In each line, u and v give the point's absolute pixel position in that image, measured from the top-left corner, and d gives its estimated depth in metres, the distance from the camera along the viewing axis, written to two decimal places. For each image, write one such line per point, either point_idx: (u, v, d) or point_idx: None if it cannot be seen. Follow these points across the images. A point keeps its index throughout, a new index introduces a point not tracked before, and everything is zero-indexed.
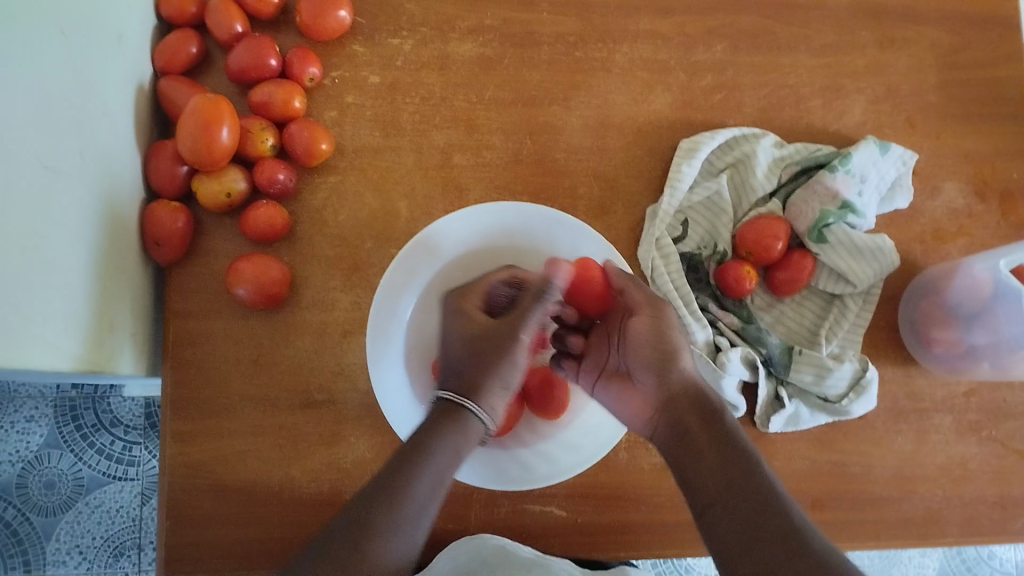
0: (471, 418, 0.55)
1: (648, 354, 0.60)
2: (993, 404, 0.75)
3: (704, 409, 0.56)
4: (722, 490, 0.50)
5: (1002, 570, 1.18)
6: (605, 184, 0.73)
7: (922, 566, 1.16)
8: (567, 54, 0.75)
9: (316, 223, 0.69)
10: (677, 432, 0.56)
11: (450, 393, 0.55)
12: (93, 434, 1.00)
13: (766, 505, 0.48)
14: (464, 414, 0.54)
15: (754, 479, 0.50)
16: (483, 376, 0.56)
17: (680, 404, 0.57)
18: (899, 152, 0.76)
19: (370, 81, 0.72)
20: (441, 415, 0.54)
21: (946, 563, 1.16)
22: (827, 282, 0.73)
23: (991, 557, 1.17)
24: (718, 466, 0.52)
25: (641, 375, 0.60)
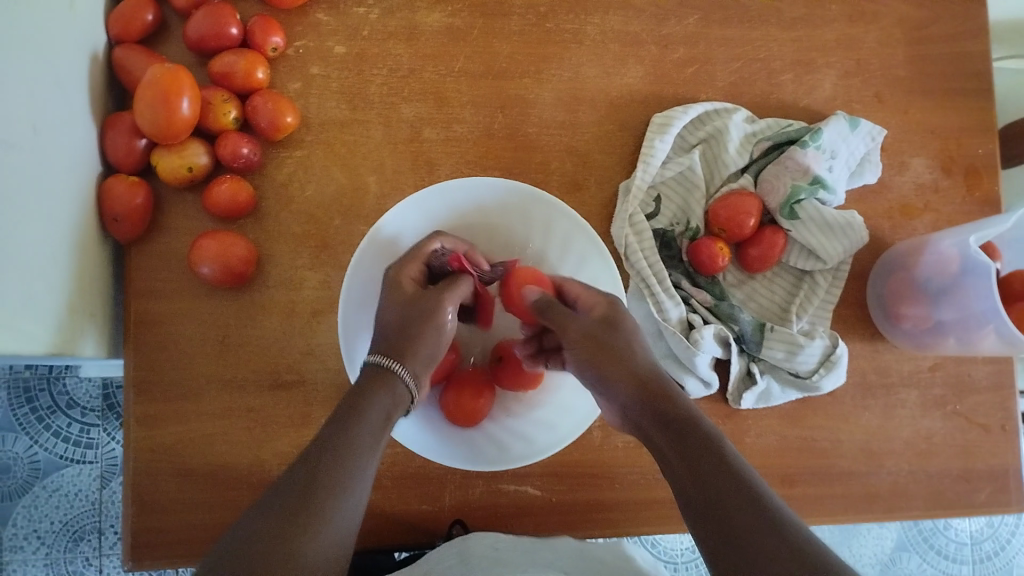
0: (400, 385, 0.53)
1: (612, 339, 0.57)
2: (957, 378, 0.76)
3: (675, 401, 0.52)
4: (708, 496, 0.45)
5: (958, 538, 1.21)
6: (578, 159, 0.72)
7: (882, 536, 1.19)
8: (538, 26, 0.73)
9: (282, 198, 0.67)
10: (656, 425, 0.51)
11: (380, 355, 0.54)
12: (50, 417, 0.97)
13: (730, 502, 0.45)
14: (395, 378, 0.53)
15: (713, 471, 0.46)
16: (408, 339, 0.55)
17: (649, 399, 0.53)
18: (869, 128, 0.76)
19: (336, 52, 0.69)
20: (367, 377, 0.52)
21: (904, 533, 1.20)
22: (798, 258, 0.74)
23: (947, 527, 1.21)
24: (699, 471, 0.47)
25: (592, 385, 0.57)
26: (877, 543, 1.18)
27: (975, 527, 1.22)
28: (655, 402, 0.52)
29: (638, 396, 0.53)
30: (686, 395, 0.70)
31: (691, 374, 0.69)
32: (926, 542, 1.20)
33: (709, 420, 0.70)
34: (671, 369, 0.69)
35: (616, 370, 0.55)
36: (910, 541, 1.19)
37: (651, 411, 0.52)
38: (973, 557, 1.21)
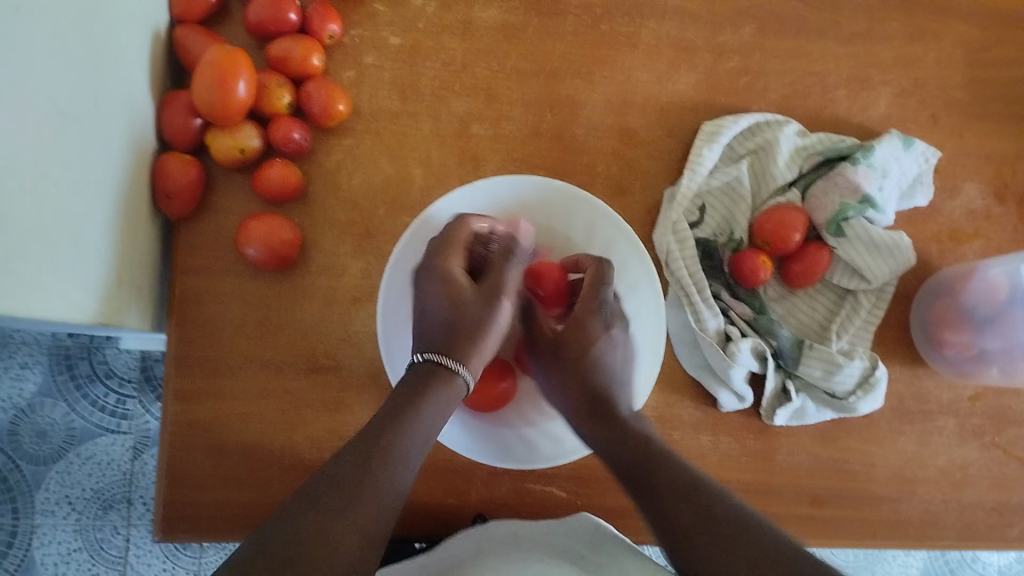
0: (457, 379, 0.55)
1: (573, 346, 0.62)
2: (998, 409, 0.75)
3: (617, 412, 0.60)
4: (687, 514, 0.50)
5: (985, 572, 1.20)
6: (624, 163, 0.72)
7: (906, 563, 1.17)
8: (593, 27, 0.73)
9: (329, 185, 0.68)
10: (658, 485, 0.53)
11: (438, 354, 0.55)
12: (88, 386, 0.99)
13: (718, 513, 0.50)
14: (449, 375, 0.55)
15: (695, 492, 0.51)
16: (469, 339, 0.57)
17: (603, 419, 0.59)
18: (923, 149, 0.75)
19: (391, 43, 0.70)
20: (420, 376, 0.54)
21: (930, 562, 1.18)
22: (841, 276, 0.72)
23: (974, 559, 1.19)
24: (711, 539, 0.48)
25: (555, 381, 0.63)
26: (902, 571, 1.17)
27: (1003, 562, 1.20)
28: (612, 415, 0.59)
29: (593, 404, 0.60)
30: (718, 408, 0.69)
31: (725, 387, 0.69)
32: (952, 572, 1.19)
33: (740, 434, 0.70)
34: (705, 381, 0.69)
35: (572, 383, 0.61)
36: (936, 570, 1.18)
37: (590, 406, 0.60)
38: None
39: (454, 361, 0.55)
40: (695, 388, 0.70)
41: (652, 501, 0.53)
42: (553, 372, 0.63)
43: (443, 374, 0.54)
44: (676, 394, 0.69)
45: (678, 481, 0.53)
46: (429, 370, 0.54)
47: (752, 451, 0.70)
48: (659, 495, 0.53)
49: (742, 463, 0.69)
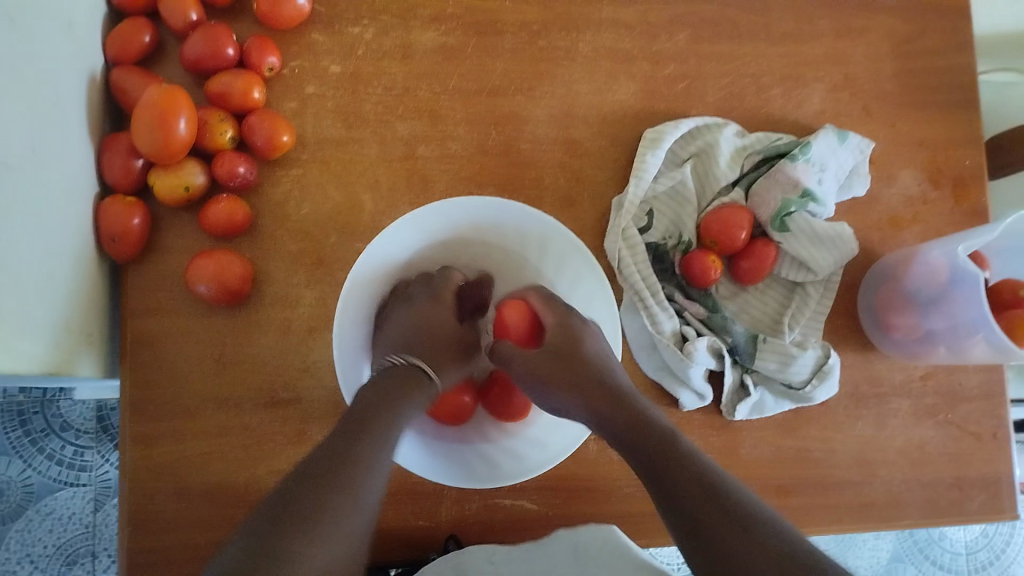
0: (404, 370, 0.58)
1: (557, 342, 0.62)
2: (948, 387, 0.77)
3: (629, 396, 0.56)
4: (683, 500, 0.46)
5: (953, 549, 1.23)
6: (570, 174, 0.73)
7: (876, 547, 1.20)
8: (530, 43, 0.74)
9: (278, 216, 0.67)
10: (663, 470, 0.48)
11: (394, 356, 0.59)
12: (43, 440, 0.96)
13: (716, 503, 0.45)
14: (401, 370, 0.58)
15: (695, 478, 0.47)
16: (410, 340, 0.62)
17: (609, 403, 0.56)
18: (857, 141, 0.77)
19: (331, 71, 0.70)
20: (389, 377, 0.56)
21: (900, 543, 1.21)
22: (789, 270, 0.74)
23: (942, 538, 1.23)
24: (694, 511, 0.45)
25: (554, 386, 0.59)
26: (873, 555, 1.20)
27: (969, 537, 1.24)
28: (616, 398, 0.56)
29: (598, 386, 0.57)
30: (680, 408, 0.70)
31: (685, 386, 0.70)
32: (922, 552, 1.22)
33: (703, 432, 0.71)
34: (665, 383, 0.70)
35: (571, 389, 0.58)
36: (906, 551, 1.21)
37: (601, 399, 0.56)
38: (969, 568, 1.24)
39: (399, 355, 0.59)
40: (656, 390, 0.71)
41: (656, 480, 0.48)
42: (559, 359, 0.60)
43: (405, 373, 0.57)
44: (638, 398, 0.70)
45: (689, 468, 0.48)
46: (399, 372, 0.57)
47: (716, 447, 0.71)
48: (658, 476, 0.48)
49: None
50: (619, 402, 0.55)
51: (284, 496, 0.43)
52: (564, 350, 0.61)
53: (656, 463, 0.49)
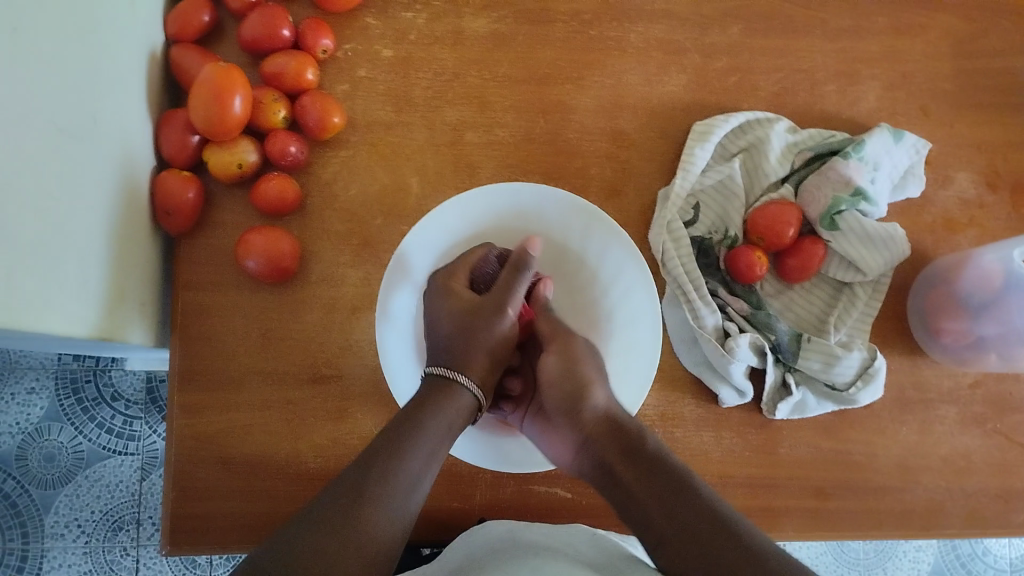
0: (462, 391, 0.56)
1: (563, 384, 0.61)
2: (998, 396, 0.75)
3: (642, 435, 0.57)
4: (682, 525, 0.49)
5: (996, 565, 1.21)
6: (617, 165, 0.73)
7: (917, 558, 1.20)
8: (582, 33, 0.74)
9: (327, 196, 0.68)
10: (660, 487, 0.52)
11: (434, 367, 0.57)
12: (94, 408, 1.00)
13: (717, 529, 0.48)
14: (455, 387, 0.56)
15: (691, 501, 0.51)
16: (469, 344, 0.58)
17: (611, 430, 0.58)
18: (913, 141, 0.76)
19: (384, 55, 0.71)
20: (430, 389, 0.56)
21: (940, 557, 1.21)
22: (837, 269, 0.73)
23: (985, 553, 1.22)
24: (689, 528, 0.49)
25: (557, 422, 0.61)
26: (912, 567, 1.19)
27: (1013, 554, 1.23)
28: (614, 422, 0.58)
29: (597, 421, 0.59)
30: (719, 404, 0.70)
31: (725, 383, 0.69)
32: (963, 567, 1.21)
33: (742, 429, 0.70)
34: (705, 378, 0.69)
35: (586, 425, 0.59)
36: (946, 566, 1.20)
37: (613, 443, 0.57)
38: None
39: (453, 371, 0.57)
40: (695, 386, 0.70)
41: (657, 494, 0.52)
42: (565, 394, 0.60)
43: (446, 387, 0.56)
44: (676, 392, 0.70)
45: (678, 483, 0.52)
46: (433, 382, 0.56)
47: (755, 446, 0.70)
48: (660, 492, 0.52)
49: (744, 457, 0.70)
50: (617, 429, 0.58)
51: (349, 481, 0.48)
52: (569, 390, 0.60)
53: (658, 486, 0.53)
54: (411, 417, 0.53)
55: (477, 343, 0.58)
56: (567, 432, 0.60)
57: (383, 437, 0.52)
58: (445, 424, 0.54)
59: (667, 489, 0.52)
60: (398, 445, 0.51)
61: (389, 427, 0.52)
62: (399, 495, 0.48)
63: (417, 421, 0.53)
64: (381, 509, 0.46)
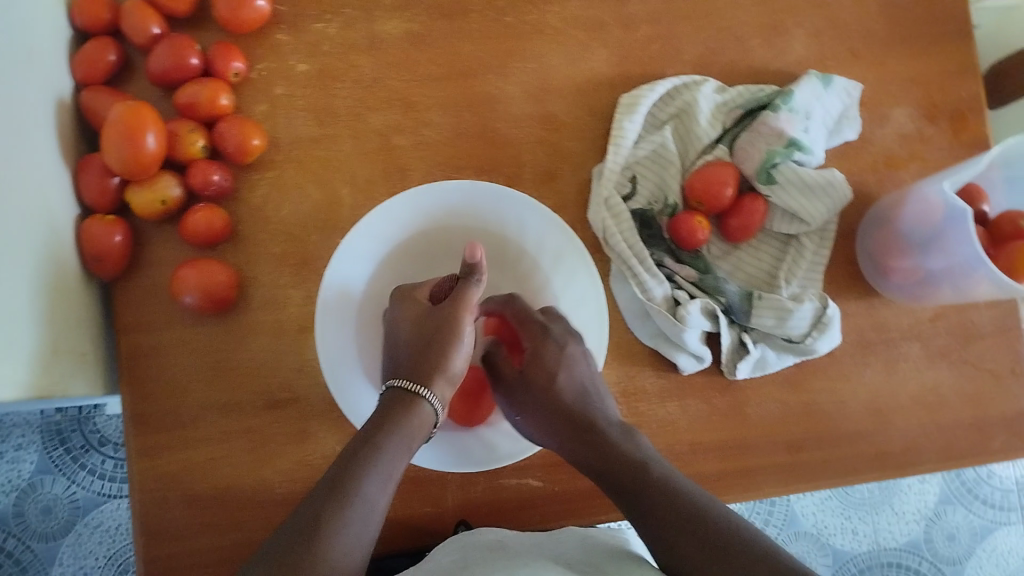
0: (427, 407, 0.58)
1: (538, 376, 0.65)
2: (960, 327, 0.75)
3: (595, 421, 0.62)
4: (637, 501, 0.56)
5: (1003, 487, 1.28)
6: (550, 149, 0.72)
7: (923, 491, 1.25)
8: (497, 20, 0.73)
9: (259, 220, 0.68)
10: (614, 465, 0.59)
11: (400, 380, 0.58)
12: (84, 456, 0.99)
13: (662, 499, 0.54)
14: (415, 400, 0.57)
15: (639, 475, 0.57)
16: (430, 357, 0.59)
17: (571, 423, 0.63)
18: (843, 84, 0.75)
19: (299, 69, 0.70)
20: (393, 402, 0.57)
21: (947, 486, 1.26)
22: (781, 223, 0.72)
23: (990, 477, 1.27)
24: (642, 501, 0.55)
25: (530, 410, 0.65)
26: (919, 500, 1.24)
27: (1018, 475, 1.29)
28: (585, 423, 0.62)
29: (565, 420, 0.63)
30: (680, 372, 0.70)
31: (682, 351, 0.69)
32: (969, 492, 1.26)
33: (706, 395, 0.70)
34: (662, 348, 0.69)
35: (557, 421, 0.63)
36: (953, 493, 1.25)
37: (574, 433, 0.62)
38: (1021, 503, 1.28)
39: (420, 386, 0.58)
40: (653, 358, 0.70)
41: (614, 477, 0.59)
42: (547, 394, 0.64)
43: (407, 397, 0.57)
44: (636, 367, 0.70)
45: (624, 459, 0.59)
46: (396, 395, 0.57)
47: (721, 409, 0.70)
48: (615, 476, 0.58)
49: (713, 422, 0.70)
50: (585, 435, 0.62)
51: (297, 521, 0.47)
52: (543, 385, 0.65)
53: (612, 467, 0.59)
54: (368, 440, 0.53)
55: (436, 356, 0.60)
56: (539, 422, 0.64)
57: (341, 463, 0.52)
58: (401, 439, 0.54)
59: (650, 506, 0.55)
60: (352, 475, 0.50)
61: (347, 451, 0.53)
62: (354, 521, 0.48)
63: (372, 444, 0.53)
64: (336, 537, 0.46)
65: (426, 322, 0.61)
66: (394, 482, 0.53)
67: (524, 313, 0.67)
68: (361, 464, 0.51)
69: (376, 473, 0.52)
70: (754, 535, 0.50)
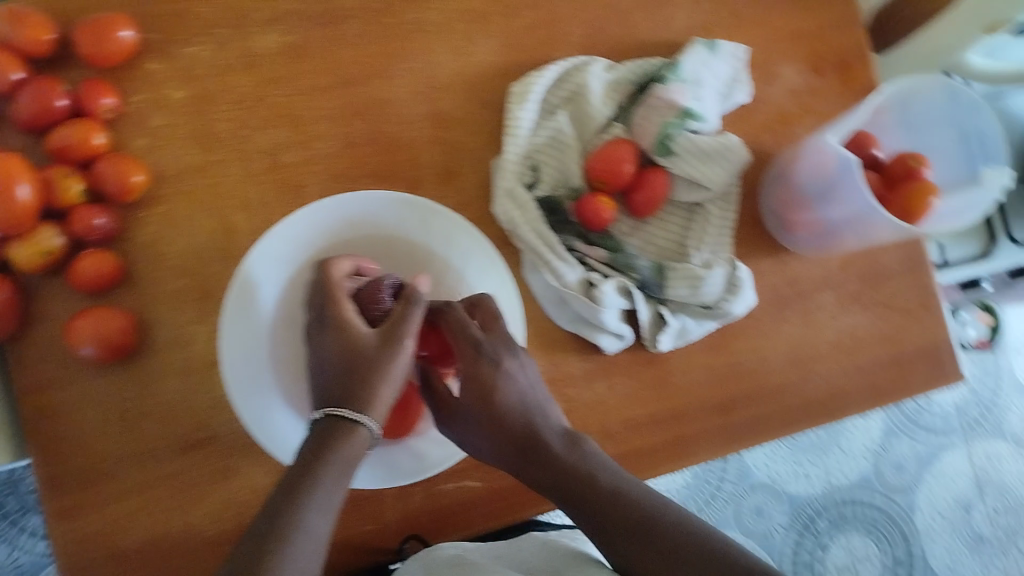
0: (365, 433, 0.54)
1: (472, 392, 0.59)
2: (869, 270, 0.77)
3: (538, 432, 0.58)
4: (596, 519, 0.54)
5: (943, 412, 1.32)
6: (445, 147, 0.71)
7: (867, 427, 1.28)
8: (375, 22, 0.71)
9: (153, 258, 0.66)
10: (565, 480, 0.56)
11: (337, 408, 0.54)
12: (22, 518, 0.95)
13: (625, 516, 0.53)
14: (351, 428, 0.54)
15: (594, 490, 0.55)
16: (370, 383, 0.55)
17: (512, 437, 0.58)
18: (730, 49, 0.76)
19: (175, 97, 0.67)
20: (329, 429, 0.53)
21: (889, 418, 1.29)
22: (684, 192, 0.73)
23: (929, 404, 1.31)
24: (603, 518, 0.53)
25: (468, 424, 0.60)
26: (864, 435, 1.28)
27: (956, 398, 1.33)
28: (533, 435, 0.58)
29: (504, 432, 0.58)
30: (603, 353, 0.70)
31: (603, 331, 0.69)
32: (911, 422, 1.30)
33: (632, 372, 0.71)
34: (583, 332, 0.69)
35: (495, 434, 0.59)
36: (896, 425, 1.29)
37: (517, 447, 0.58)
38: (962, 426, 1.32)
39: (358, 412, 0.54)
40: (576, 343, 0.70)
41: (566, 492, 0.56)
42: (485, 412, 0.59)
43: (346, 426, 0.54)
44: (560, 354, 0.70)
45: (575, 473, 0.56)
46: (330, 424, 0.53)
47: (649, 383, 0.71)
48: (567, 490, 0.56)
49: (642, 398, 0.70)
50: (529, 450, 0.58)
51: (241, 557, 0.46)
52: (477, 400, 0.59)
53: (564, 481, 0.56)
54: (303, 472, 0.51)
55: (377, 382, 0.55)
56: (477, 437, 0.59)
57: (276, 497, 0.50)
58: (342, 464, 0.52)
59: (618, 535, 0.52)
60: (293, 504, 0.49)
61: (283, 481, 0.51)
62: (294, 553, 0.47)
63: (307, 477, 0.51)
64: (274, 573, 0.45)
65: (362, 344, 0.56)
66: (336, 509, 0.51)
67: (454, 319, 0.60)
68: (303, 491, 0.50)
69: (319, 500, 0.50)
70: (729, 544, 0.49)
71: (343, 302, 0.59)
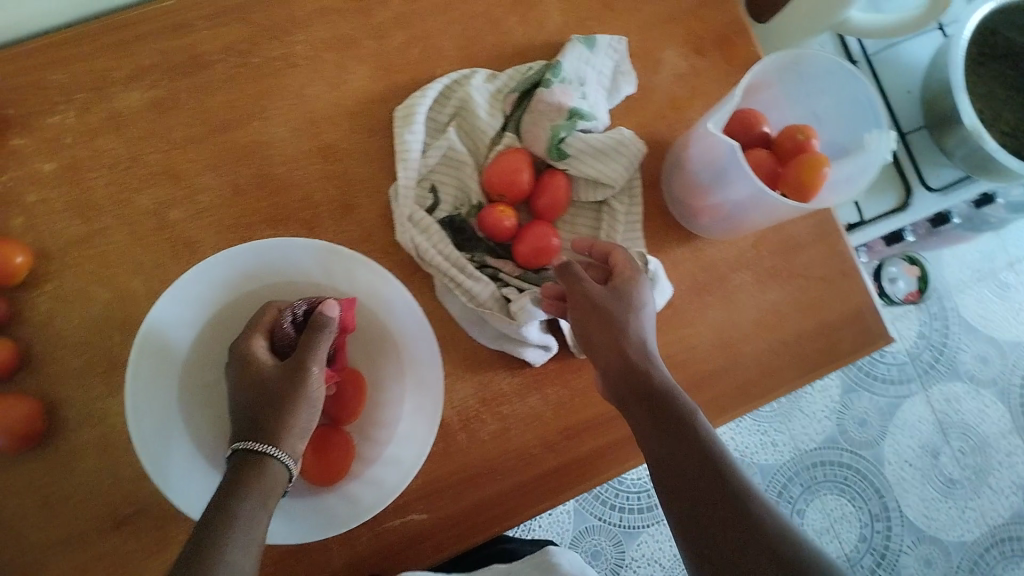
0: (276, 464, 0.54)
1: (609, 319, 0.61)
2: (782, 244, 0.77)
3: (664, 392, 0.58)
4: (697, 503, 0.51)
5: (896, 361, 1.33)
6: (337, 181, 0.69)
7: (824, 388, 1.30)
8: (244, 64, 0.70)
9: (49, 338, 0.63)
10: (682, 458, 0.54)
11: (248, 442, 0.54)
12: None
13: (730, 517, 0.50)
14: (264, 460, 0.54)
15: (707, 480, 0.52)
16: (281, 417, 0.55)
17: (631, 381, 0.59)
18: (607, 41, 0.75)
19: (46, 170, 0.66)
20: (242, 466, 0.53)
21: (845, 376, 1.31)
22: (587, 192, 0.73)
23: (881, 355, 1.32)
24: (705, 506, 0.51)
25: (605, 344, 0.61)
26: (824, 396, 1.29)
27: (907, 345, 1.34)
28: (630, 381, 0.59)
29: (614, 365, 0.60)
30: (531, 365, 0.69)
31: (526, 344, 0.68)
32: (866, 376, 1.31)
33: (562, 380, 0.70)
34: (506, 348, 0.68)
35: (615, 360, 0.60)
36: (853, 381, 1.30)
37: (633, 393, 0.58)
38: (916, 372, 1.33)
39: (268, 445, 0.54)
40: (501, 359, 0.69)
41: (676, 469, 0.54)
42: (607, 337, 0.61)
43: (258, 461, 0.53)
44: (487, 372, 0.69)
45: (696, 455, 0.54)
46: (244, 459, 0.53)
47: (580, 389, 0.70)
48: (685, 470, 0.53)
49: (575, 405, 0.70)
50: (648, 403, 0.57)
51: None
52: (620, 322, 0.61)
53: (673, 455, 0.54)
54: (224, 497, 0.51)
55: (289, 413, 0.56)
56: (606, 363, 0.61)
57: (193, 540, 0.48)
58: (259, 498, 0.52)
59: (678, 481, 0.53)
60: (214, 541, 0.48)
61: (200, 524, 0.50)
62: None
63: (228, 510, 0.50)
64: None
65: (271, 378, 0.56)
66: (258, 544, 0.50)
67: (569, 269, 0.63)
68: (222, 527, 0.49)
69: (240, 535, 0.49)
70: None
71: (248, 339, 0.58)
